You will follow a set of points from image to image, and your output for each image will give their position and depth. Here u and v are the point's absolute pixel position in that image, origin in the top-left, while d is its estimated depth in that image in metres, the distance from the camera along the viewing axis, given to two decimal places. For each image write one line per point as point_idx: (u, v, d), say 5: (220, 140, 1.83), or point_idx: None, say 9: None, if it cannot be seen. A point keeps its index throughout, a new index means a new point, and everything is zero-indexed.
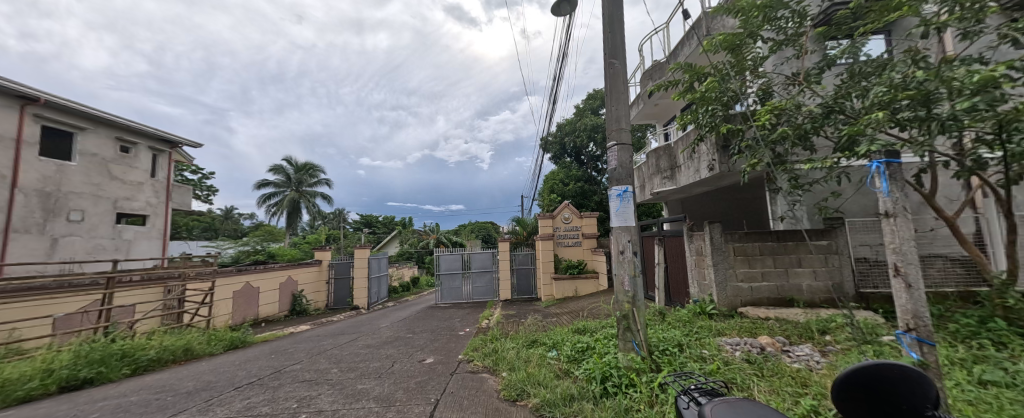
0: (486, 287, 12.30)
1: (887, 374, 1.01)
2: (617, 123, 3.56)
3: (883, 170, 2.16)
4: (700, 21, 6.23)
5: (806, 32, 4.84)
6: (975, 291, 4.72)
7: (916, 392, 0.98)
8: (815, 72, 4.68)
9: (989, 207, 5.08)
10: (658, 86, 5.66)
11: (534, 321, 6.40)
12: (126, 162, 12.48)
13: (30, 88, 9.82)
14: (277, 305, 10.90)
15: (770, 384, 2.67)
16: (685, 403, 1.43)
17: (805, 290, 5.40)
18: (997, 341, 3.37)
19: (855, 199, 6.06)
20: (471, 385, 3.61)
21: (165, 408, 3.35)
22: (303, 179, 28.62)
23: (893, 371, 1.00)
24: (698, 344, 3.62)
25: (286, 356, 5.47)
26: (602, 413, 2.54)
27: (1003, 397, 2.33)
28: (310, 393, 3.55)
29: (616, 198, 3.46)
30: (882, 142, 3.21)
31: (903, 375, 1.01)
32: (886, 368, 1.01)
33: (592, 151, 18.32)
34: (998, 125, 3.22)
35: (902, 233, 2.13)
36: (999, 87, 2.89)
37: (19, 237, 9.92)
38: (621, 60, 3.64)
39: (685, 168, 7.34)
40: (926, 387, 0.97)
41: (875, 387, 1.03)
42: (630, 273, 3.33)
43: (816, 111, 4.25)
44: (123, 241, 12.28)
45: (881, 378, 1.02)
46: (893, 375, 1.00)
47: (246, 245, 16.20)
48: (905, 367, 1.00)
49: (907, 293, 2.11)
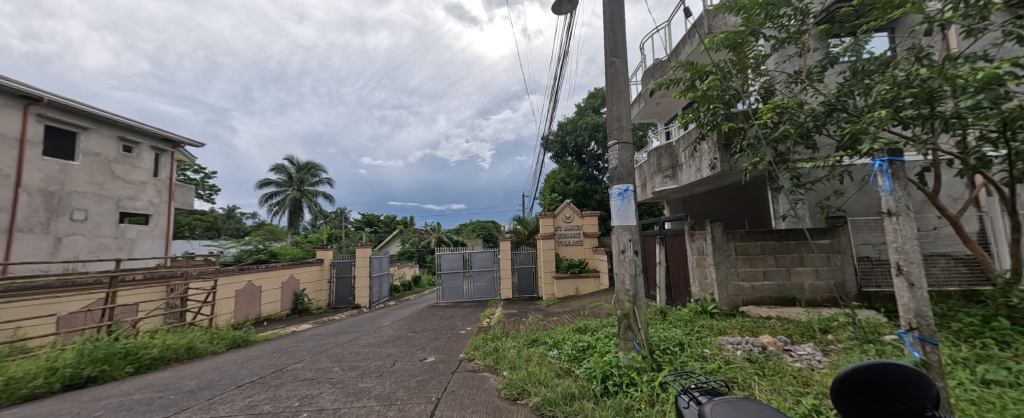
0: (487, 287, 12.31)
1: (886, 374, 1.01)
2: (618, 122, 3.55)
3: (886, 168, 2.13)
4: (702, 20, 6.22)
5: (808, 30, 4.82)
6: (978, 290, 4.70)
7: (915, 391, 0.98)
8: (817, 70, 4.63)
9: (993, 206, 5.05)
10: (659, 84, 5.64)
11: (535, 320, 6.40)
12: (129, 162, 12.53)
13: (34, 88, 9.86)
14: (279, 304, 10.94)
15: (771, 383, 2.66)
16: (685, 403, 1.43)
17: (807, 289, 5.38)
18: (1000, 340, 3.35)
19: (857, 197, 6.03)
20: (472, 384, 3.61)
21: (168, 406, 3.37)
22: (304, 179, 28.69)
23: (891, 370, 1.01)
24: (699, 344, 3.62)
25: (288, 354, 5.49)
26: (603, 412, 2.54)
27: (1006, 396, 2.32)
28: (311, 392, 3.56)
29: (617, 197, 3.45)
30: (885, 140, 3.20)
31: (902, 375, 1.01)
32: (885, 369, 1.01)
33: (592, 150, 18.31)
34: (1003, 123, 3.19)
35: (905, 232, 2.12)
36: (1003, 84, 2.86)
37: (23, 237, 9.97)
38: (622, 58, 3.63)
39: (686, 167, 7.32)
40: (926, 387, 0.97)
41: (874, 388, 1.03)
42: (630, 272, 3.33)
43: (818, 110, 4.23)
44: (126, 240, 12.33)
45: (880, 378, 1.02)
46: (893, 375, 1.01)
47: (248, 244, 16.27)
48: (905, 367, 1.00)
49: (910, 292, 2.09)
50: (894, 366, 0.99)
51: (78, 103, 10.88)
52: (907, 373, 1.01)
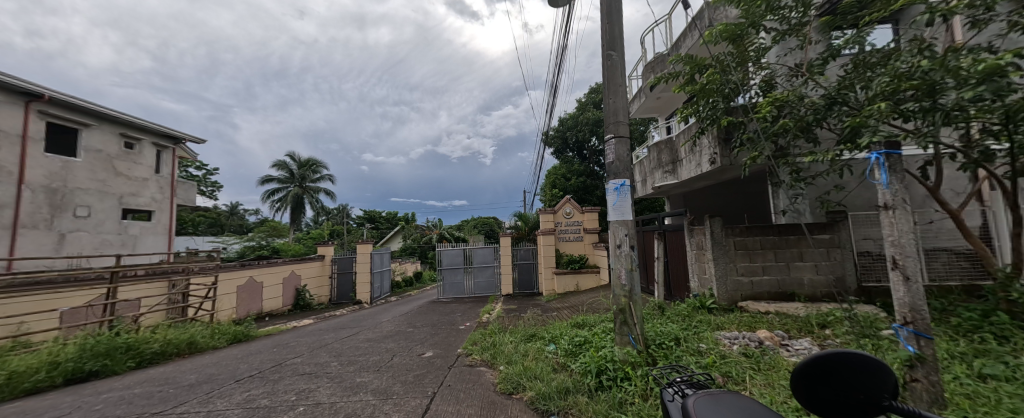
0: (488, 282, 12.34)
1: (848, 363, 0.99)
2: (615, 116, 3.52)
3: (883, 161, 2.14)
4: (702, 12, 6.15)
5: (810, 21, 4.72)
6: (979, 285, 4.67)
7: (875, 380, 0.99)
8: (818, 62, 4.52)
9: (997, 200, 4.99)
10: (658, 78, 5.59)
11: (534, 316, 6.43)
12: (131, 158, 12.60)
13: (35, 85, 9.87)
14: (282, 299, 11.02)
15: (765, 378, 2.65)
16: (671, 396, 1.42)
17: (806, 284, 5.36)
18: (999, 335, 3.33)
19: (859, 192, 6.00)
20: (468, 379, 3.63)
21: (167, 400, 3.40)
22: (307, 175, 28.79)
23: (853, 359, 0.98)
24: (695, 338, 3.61)
25: (288, 349, 5.53)
26: (597, 406, 2.54)
27: (1003, 391, 2.30)
28: (309, 386, 3.58)
29: (614, 192, 3.43)
30: (884, 134, 3.16)
31: (862, 363, 0.99)
32: (846, 357, 0.98)
33: (593, 145, 18.22)
34: (1006, 116, 3.12)
35: (900, 225, 2.10)
36: (1006, 76, 2.79)
37: (27, 233, 10.05)
38: (619, 52, 3.60)
39: (686, 162, 7.29)
40: (884, 375, 0.99)
41: (837, 375, 1.01)
42: (627, 267, 3.31)
43: (818, 103, 4.18)
44: (129, 236, 12.45)
45: (841, 365, 0.99)
46: (853, 362, 0.99)
47: (251, 240, 16.35)
48: (868, 356, 0.97)
49: (905, 286, 2.07)
50: (857, 354, 0.96)
51: (79, 100, 10.90)
52: (866, 361, 1.00)
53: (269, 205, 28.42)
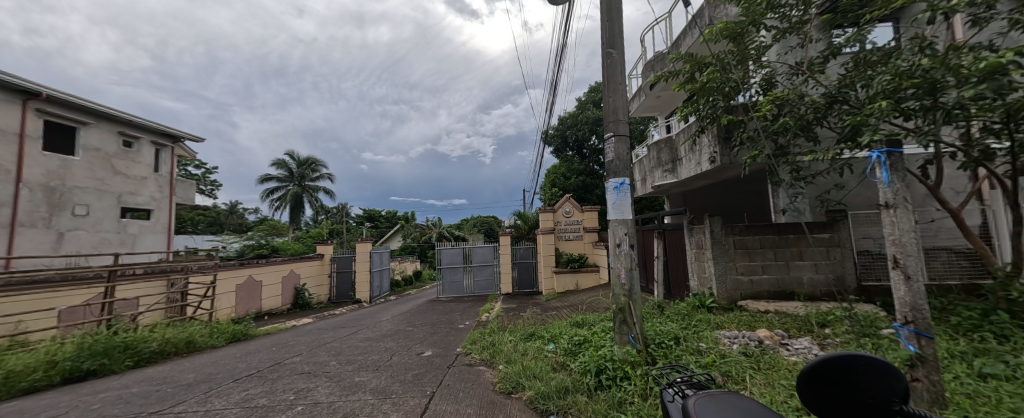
0: (488, 281, 12.33)
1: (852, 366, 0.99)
2: (615, 114, 3.50)
3: (884, 159, 2.13)
4: (702, 10, 6.13)
5: (810, 19, 4.70)
6: (979, 284, 4.67)
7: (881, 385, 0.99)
8: (819, 61, 4.50)
9: (997, 199, 4.99)
10: (658, 76, 5.56)
11: (534, 315, 6.41)
12: (129, 157, 12.57)
13: (32, 83, 9.84)
14: (281, 298, 11.01)
15: (765, 377, 2.64)
16: (671, 397, 1.41)
17: (806, 283, 5.36)
18: (999, 334, 3.32)
19: (859, 191, 5.99)
20: (467, 378, 3.61)
21: (165, 399, 3.39)
22: (305, 174, 28.63)
23: (859, 363, 0.98)
24: (695, 338, 3.60)
25: (287, 348, 5.52)
26: (597, 406, 2.53)
27: (1003, 391, 2.29)
28: (307, 385, 3.56)
29: (614, 191, 3.42)
30: (885, 132, 3.14)
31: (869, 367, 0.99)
32: (853, 360, 0.98)
33: (593, 144, 18.19)
34: (1007, 114, 3.11)
35: (901, 224, 2.09)
36: (1007, 74, 2.78)
37: (25, 232, 10.02)
38: (619, 50, 3.58)
39: (686, 161, 7.27)
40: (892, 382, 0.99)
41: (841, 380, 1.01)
42: (626, 266, 3.30)
43: (819, 101, 4.17)
44: (128, 235, 12.43)
45: (847, 368, 0.99)
46: (861, 365, 0.99)
47: (251, 239, 16.34)
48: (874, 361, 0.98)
49: (906, 285, 2.06)
50: (863, 357, 0.96)
51: (77, 98, 10.87)
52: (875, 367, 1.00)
53: (268, 204, 28.40)
